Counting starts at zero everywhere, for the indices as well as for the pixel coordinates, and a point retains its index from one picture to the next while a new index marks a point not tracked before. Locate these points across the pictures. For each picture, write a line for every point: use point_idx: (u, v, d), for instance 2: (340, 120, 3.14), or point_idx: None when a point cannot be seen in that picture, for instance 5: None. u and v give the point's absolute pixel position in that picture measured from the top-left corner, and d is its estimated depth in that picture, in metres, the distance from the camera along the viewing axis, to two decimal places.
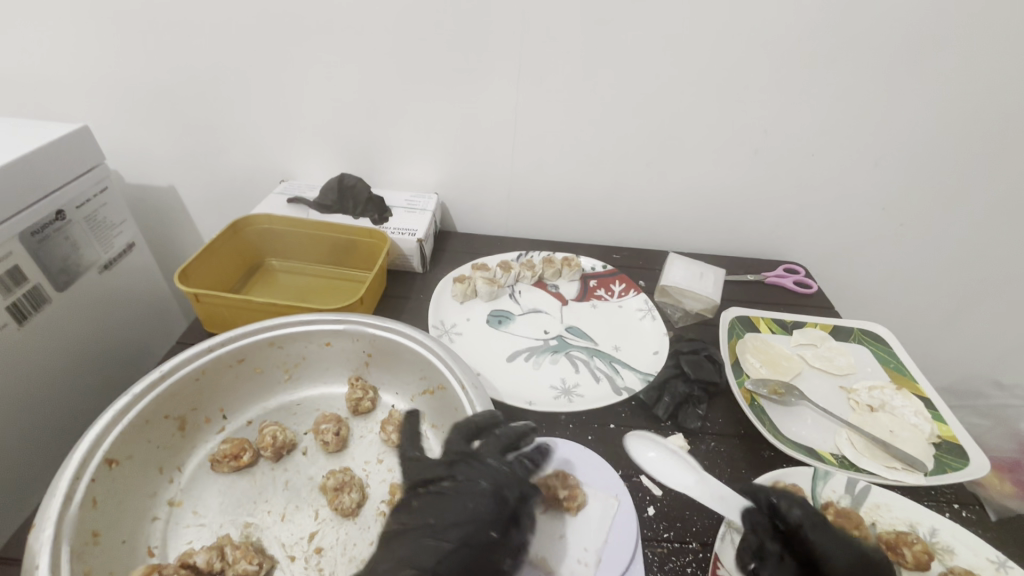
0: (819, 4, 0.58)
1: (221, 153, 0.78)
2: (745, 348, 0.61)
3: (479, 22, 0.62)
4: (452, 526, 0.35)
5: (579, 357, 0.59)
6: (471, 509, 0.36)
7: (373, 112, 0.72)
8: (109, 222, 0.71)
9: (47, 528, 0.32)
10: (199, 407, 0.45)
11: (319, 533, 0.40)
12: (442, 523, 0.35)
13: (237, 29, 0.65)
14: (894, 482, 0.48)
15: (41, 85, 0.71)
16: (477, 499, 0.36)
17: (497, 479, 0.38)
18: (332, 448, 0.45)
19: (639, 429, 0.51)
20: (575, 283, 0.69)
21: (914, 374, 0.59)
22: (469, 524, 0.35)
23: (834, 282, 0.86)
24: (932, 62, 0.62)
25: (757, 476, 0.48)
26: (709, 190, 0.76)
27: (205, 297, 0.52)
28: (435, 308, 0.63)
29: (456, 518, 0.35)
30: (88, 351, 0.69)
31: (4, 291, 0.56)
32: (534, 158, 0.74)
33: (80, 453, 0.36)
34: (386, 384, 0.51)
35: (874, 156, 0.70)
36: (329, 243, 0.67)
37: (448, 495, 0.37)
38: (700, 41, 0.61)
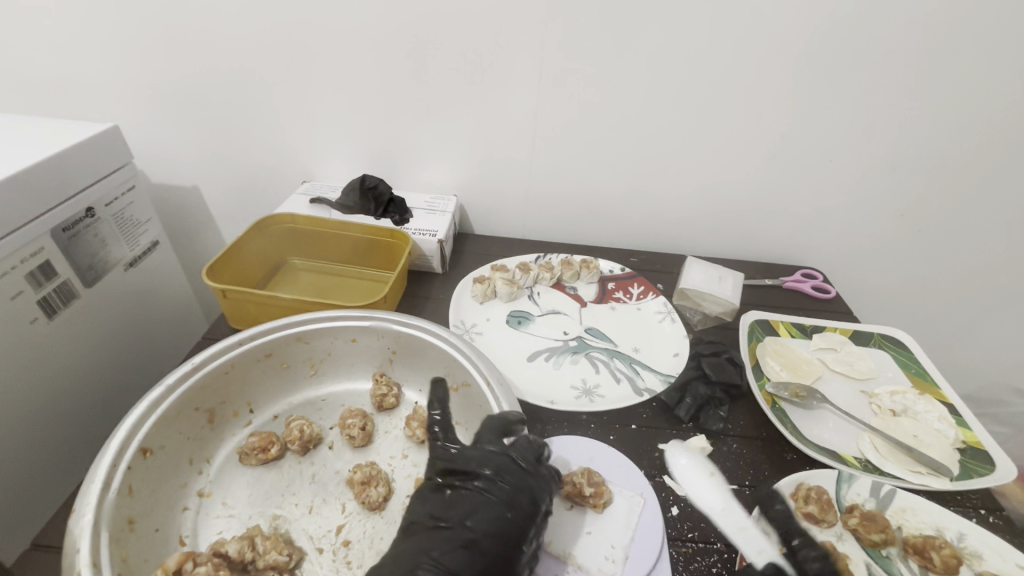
0: (839, 9, 0.59)
1: (244, 154, 0.79)
2: (765, 351, 0.61)
3: (501, 26, 0.63)
4: (486, 532, 0.34)
5: (599, 358, 0.59)
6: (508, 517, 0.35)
7: (395, 114, 0.73)
8: (136, 221, 0.73)
9: (87, 513, 0.33)
10: (228, 400, 0.46)
11: (346, 526, 0.40)
12: (475, 529, 0.34)
13: (264, 32, 0.66)
14: (920, 486, 0.47)
15: (73, 87, 0.73)
16: (514, 509, 0.35)
17: (530, 488, 0.37)
18: (357, 443, 0.45)
19: (661, 429, 0.51)
20: (594, 285, 0.70)
21: (936, 380, 0.59)
22: (504, 532, 0.35)
23: (851, 287, 0.86)
24: (951, 68, 0.62)
25: (780, 478, 0.48)
26: (727, 195, 0.76)
27: (232, 293, 0.52)
28: (455, 307, 0.63)
29: (491, 523, 0.35)
30: (112, 347, 0.70)
31: (35, 286, 0.58)
32: (553, 161, 0.75)
33: (116, 442, 0.37)
34: (410, 382, 0.52)
35: (892, 162, 0.70)
36: (351, 243, 0.68)
37: (482, 497, 0.36)
38: (719, 46, 0.62)
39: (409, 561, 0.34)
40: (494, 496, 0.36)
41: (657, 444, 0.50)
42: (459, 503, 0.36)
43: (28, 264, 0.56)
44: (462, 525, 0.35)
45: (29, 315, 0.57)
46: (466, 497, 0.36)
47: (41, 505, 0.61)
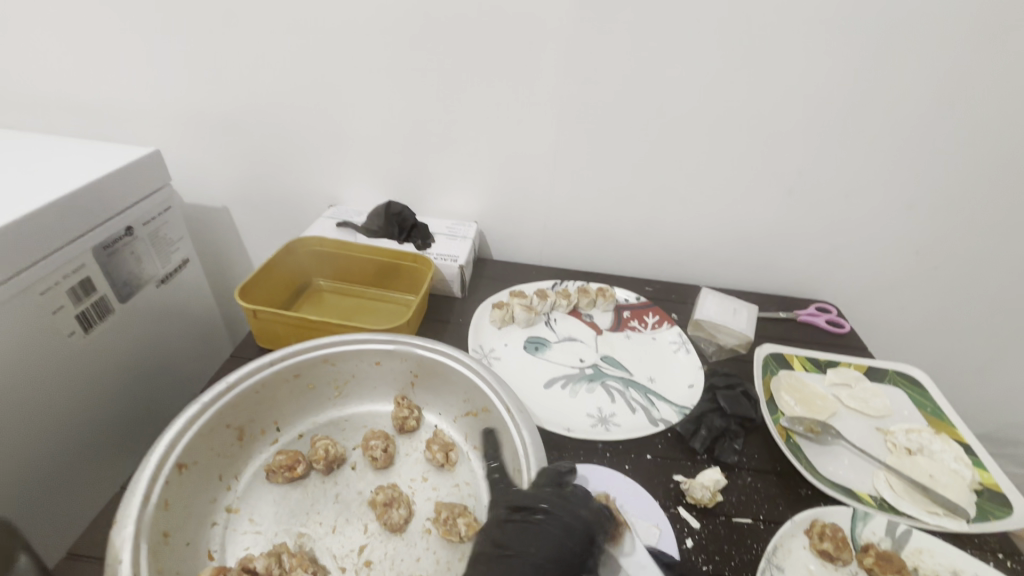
0: (852, 54, 0.61)
1: (275, 178, 0.83)
2: (779, 385, 0.61)
3: (527, 64, 0.67)
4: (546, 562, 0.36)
5: (615, 387, 0.60)
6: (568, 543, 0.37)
7: (422, 144, 0.76)
8: (170, 240, 0.76)
9: (128, 525, 0.34)
10: (257, 418, 0.47)
11: (368, 546, 0.41)
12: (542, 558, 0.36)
13: (303, 64, 0.71)
14: (936, 527, 0.47)
15: (120, 111, 0.78)
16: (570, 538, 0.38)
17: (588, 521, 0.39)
18: (379, 464, 0.46)
19: (675, 460, 0.52)
20: (609, 313, 0.71)
21: (951, 419, 0.59)
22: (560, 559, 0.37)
23: (865, 323, 0.87)
24: (963, 112, 0.64)
25: (795, 512, 0.48)
26: (742, 227, 0.78)
27: (263, 313, 0.55)
28: (474, 332, 0.65)
29: (549, 551, 0.37)
30: (140, 360, 0.72)
31: (75, 300, 0.61)
32: (572, 192, 0.77)
33: (156, 456, 0.38)
34: (430, 405, 0.53)
35: (905, 200, 0.72)
36: (374, 266, 0.70)
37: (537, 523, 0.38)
38: (736, 86, 0.65)
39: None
40: (552, 526, 0.38)
41: (672, 475, 0.50)
42: (521, 532, 0.38)
43: (70, 279, 0.59)
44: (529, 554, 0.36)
45: (67, 329, 0.60)
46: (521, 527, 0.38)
47: (60, 514, 0.63)
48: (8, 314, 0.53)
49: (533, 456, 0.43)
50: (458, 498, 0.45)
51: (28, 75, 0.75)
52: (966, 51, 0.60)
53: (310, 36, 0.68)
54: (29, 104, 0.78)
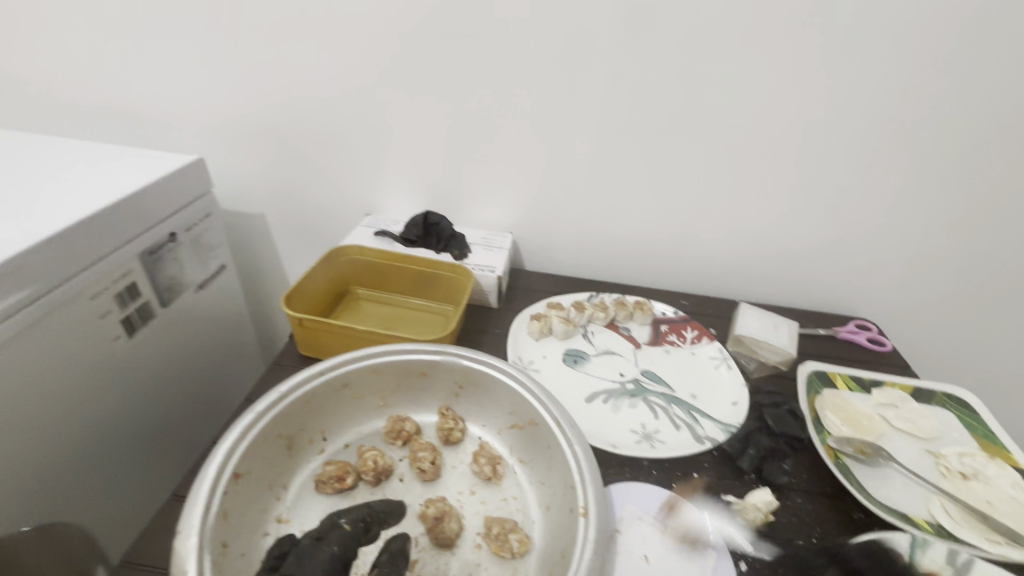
0: (902, 72, 0.61)
1: (311, 185, 0.83)
2: (824, 404, 0.60)
3: (569, 78, 0.67)
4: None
5: (657, 402, 0.59)
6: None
7: (461, 155, 0.77)
8: (209, 245, 0.77)
9: (192, 536, 0.34)
10: (305, 427, 0.47)
11: (420, 561, 0.41)
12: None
13: (347, 76, 0.72)
14: (999, 557, 0.46)
15: (164, 118, 0.79)
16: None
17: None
18: (427, 477, 0.46)
19: (722, 479, 0.51)
20: (647, 327, 0.70)
21: (1007, 444, 0.57)
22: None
23: (907, 341, 0.85)
24: (1013, 130, 0.63)
25: (849, 537, 0.47)
26: (778, 241, 0.77)
27: (309, 322, 0.55)
28: (514, 344, 0.65)
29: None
30: (177, 365, 0.72)
31: (122, 305, 0.61)
32: (608, 204, 0.77)
33: (215, 465, 0.38)
34: (473, 416, 0.52)
35: (951, 218, 0.71)
36: (413, 275, 0.70)
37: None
38: (779, 102, 0.65)
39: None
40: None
41: (722, 495, 0.49)
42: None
43: (117, 284, 0.60)
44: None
45: (113, 333, 0.60)
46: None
47: (116, 511, 0.65)
48: (61, 321, 0.53)
49: (590, 477, 0.41)
50: (507, 513, 0.45)
51: (81, 84, 0.78)
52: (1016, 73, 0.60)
53: (357, 48, 0.69)
54: (77, 112, 0.81)
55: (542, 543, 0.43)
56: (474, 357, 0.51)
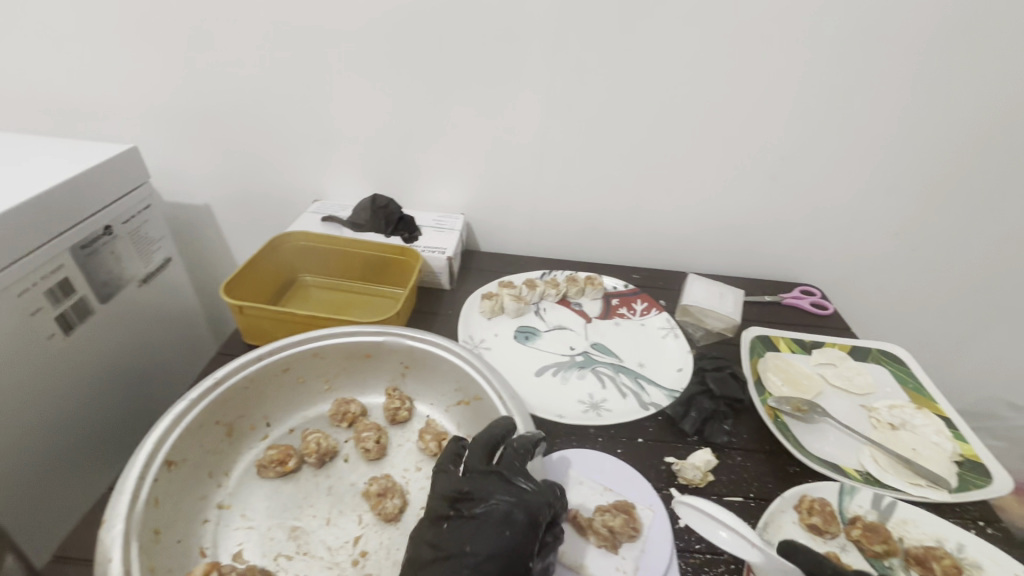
0: (832, 40, 0.62)
1: (257, 173, 0.81)
2: (766, 366, 0.62)
3: (509, 54, 0.67)
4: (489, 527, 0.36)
5: (606, 373, 0.60)
6: (505, 533, 0.35)
7: (407, 137, 0.76)
8: (150, 238, 0.74)
9: (117, 524, 0.34)
10: (246, 414, 0.47)
11: (363, 537, 0.41)
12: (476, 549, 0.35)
13: (282, 59, 0.69)
14: (920, 498, 0.49)
15: (92, 108, 0.76)
16: (507, 527, 0.35)
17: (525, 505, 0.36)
18: (372, 456, 0.46)
19: (666, 443, 0.53)
20: (598, 302, 0.72)
21: (933, 395, 0.60)
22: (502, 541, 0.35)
23: (850, 304, 0.88)
24: (937, 96, 0.66)
25: (785, 489, 0.49)
26: (724, 213, 0.79)
27: (250, 310, 0.54)
28: (465, 324, 0.65)
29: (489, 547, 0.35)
30: (121, 360, 0.70)
31: (54, 301, 0.59)
32: (557, 181, 0.78)
33: (145, 454, 0.38)
34: (421, 395, 0.53)
35: (884, 183, 0.74)
36: (362, 260, 0.69)
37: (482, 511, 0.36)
38: (717, 73, 0.66)
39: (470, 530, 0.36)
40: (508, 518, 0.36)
41: (664, 457, 0.51)
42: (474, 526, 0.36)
43: (48, 280, 0.58)
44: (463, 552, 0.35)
45: (47, 330, 0.58)
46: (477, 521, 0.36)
47: (64, 513, 0.63)
48: None
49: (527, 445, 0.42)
50: None
51: None
52: (937, 40, 0.61)
53: (289, 29, 0.67)
54: None
55: None
56: (417, 337, 0.51)
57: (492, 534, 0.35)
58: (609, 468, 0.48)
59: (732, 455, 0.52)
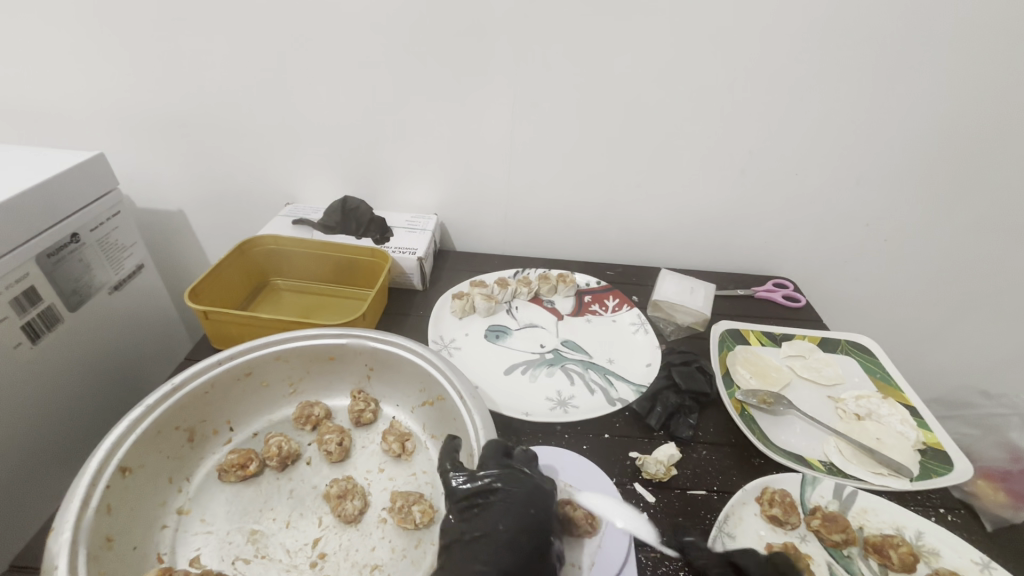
0: (796, 32, 0.62)
1: (229, 177, 0.81)
2: (735, 360, 0.63)
3: (474, 54, 0.67)
4: (511, 518, 0.37)
5: (575, 370, 0.61)
6: (532, 514, 0.38)
7: (377, 139, 0.76)
8: (121, 245, 0.74)
9: (66, 532, 0.34)
10: (208, 418, 0.47)
11: (322, 539, 0.41)
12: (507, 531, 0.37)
13: (249, 62, 0.69)
14: (881, 487, 0.49)
15: (59, 116, 0.75)
16: (523, 511, 0.38)
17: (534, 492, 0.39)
18: (334, 458, 0.46)
19: (632, 438, 0.53)
20: (570, 299, 0.72)
21: (900, 384, 0.61)
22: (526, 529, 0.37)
23: (824, 296, 0.89)
24: (900, 87, 0.66)
25: (747, 482, 0.49)
26: (696, 208, 0.79)
27: (215, 315, 0.54)
28: (436, 324, 0.65)
29: (520, 525, 0.37)
30: (92, 369, 0.70)
31: (20, 310, 0.58)
32: (528, 180, 0.78)
33: (98, 461, 0.38)
34: (387, 397, 0.53)
35: (852, 175, 0.74)
36: (333, 262, 0.69)
37: (498, 501, 0.38)
38: (681, 69, 0.66)
39: (492, 517, 0.37)
40: (530, 510, 0.38)
41: (629, 452, 0.51)
42: (487, 515, 0.38)
43: (13, 290, 0.57)
44: (496, 531, 0.37)
45: (13, 340, 0.58)
46: (494, 507, 0.38)
47: (28, 521, 0.63)
48: None
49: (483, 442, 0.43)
50: (415, 487, 0.46)
51: None
52: (896, 32, 0.62)
53: (254, 32, 0.67)
54: None
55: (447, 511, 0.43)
56: (381, 339, 0.51)
57: (519, 513, 0.38)
58: (573, 466, 0.48)
59: (698, 449, 0.52)
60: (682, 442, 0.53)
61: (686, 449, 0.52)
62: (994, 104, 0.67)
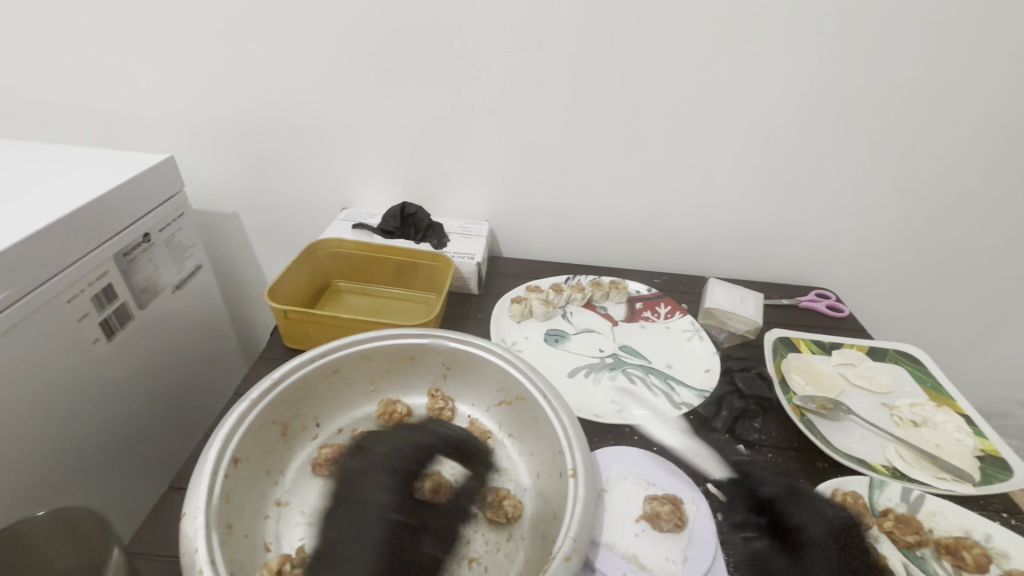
0: (851, 47, 0.65)
1: (285, 182, 0.83)
2: (789, 366, 0.64)
3: (535, 67, 0.69)
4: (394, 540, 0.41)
5: (636, 374, 0.62)
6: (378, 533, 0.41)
7: (434, 147, 0.78)
8: (184, 246, 0.76)
9: (198, 516, 0.35)
10: (299, 414, 0.48)
11: (420, 531, 0.43)
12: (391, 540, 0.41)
13: (314, 68, 0.71)
14: (946, 491, 0.51)
15: (125, 120, 0.77)
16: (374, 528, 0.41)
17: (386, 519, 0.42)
18: (422, 454, 0.48)
19: (700, 441, 0.54)
20: (622, 305, 0.74)
21: (950, 393, 0.63)
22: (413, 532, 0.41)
23: (861, 307, 0.91)
24: (945, 106, 0.69)
25: (816, 484, 0.51)
26: (741, 219, 0.81)
27: (295, 315, 0.56)
28: (496, 327, 0.67)
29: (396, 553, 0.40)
30: (154, 366, 0.71)
31: (99, 307, 0.60)
32: (580, 189, 0.80)
33: (215, 451, 0.40)
34: (462, 396, 0.54)
35: (895, 190, 0.77)
36: (393, 266, 0.71)
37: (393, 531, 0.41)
38: (735, 85, 0.68)
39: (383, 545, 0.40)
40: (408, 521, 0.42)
41: (699, 454, 0.53)
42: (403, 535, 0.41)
43: (93, 287, 0.59)
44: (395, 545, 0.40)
45: (92, 336, 0.59)
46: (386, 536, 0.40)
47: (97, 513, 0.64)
48: (39, 325, 0.53)
49: (577, 441, 0.44)
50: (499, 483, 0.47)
51: (27, 82, 0.74)
52: (944, 54, 0.65)
53: (324, 40, 0.69)
54: (31, 115, 0.77)
55: (536, 507, 0.45)
56: (459, 339, 0.53)
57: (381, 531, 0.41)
58: (649, 465, 0.50)
59: (765, 452, 0.54)
60: (750, 444, 0.54)
61: (752, 451, 0.54)
62: None
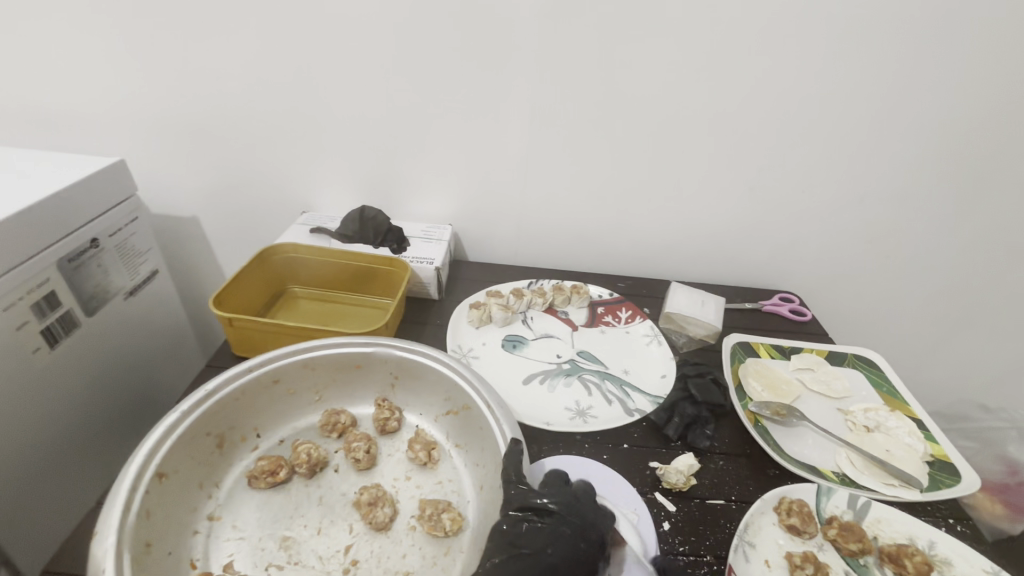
0: (809, 50, 0.65)
1: (245, 185, 0.82)
2: (747, 371, 0.64)
3: (495, 70, 0.68)
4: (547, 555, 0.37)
5: (591, 380, 0.62)
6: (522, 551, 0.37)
7: (396, 150, 0.77)
8: (138, 251, 0.74)
9: (110, 536, 0.35)
10: (237, 425, 0.47)
11: (354, 546, 0.42)
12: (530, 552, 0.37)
13: (271, 69, 0.70)
14: (893, 497, 0.51)
15: (78, 121, 0.76)
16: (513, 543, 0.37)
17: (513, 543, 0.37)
18: (362, 466, 0.47)
19: (651, 448, 0.54)
20: (584, 310, 0.73)
21: (905, 397, 0.63)
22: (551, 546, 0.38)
23: (827, 310, 0.91)
24: (903, 111, 0.69)
25: (764, 491, 0.50)
26: (705, 222, 0.81)
27: (240, 322, 0.55)
28: (453, 333, 0.66)
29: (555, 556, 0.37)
30: (105, 373, 0.70)
31: (40, 315, 0.58)
32: (543, 192, 0.79)
33: (136, 467, 0.39)
34: (410, 405, 0.53)
35: (856, 193, 0.77)
36: (351, 271, 0.70)
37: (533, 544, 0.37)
38: (695, 89, 0.68)
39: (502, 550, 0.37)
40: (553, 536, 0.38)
41: (648, 462, 0.52)
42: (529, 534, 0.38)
43: (33, 295, 0.57)
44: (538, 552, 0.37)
45: (32, 345, 0.58)
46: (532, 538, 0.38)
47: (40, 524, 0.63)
48: None
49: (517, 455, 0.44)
50: (441, 495, 0.46)
51: None
52: (900, 58, 0.65)
53: (280, 41, 0.68)
54: None
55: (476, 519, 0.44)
56: (406, 348, 0.52)
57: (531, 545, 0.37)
58: (596, 474, 0.50)
59: (715, 459, 0.54)
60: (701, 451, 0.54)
61: (703, 458, 0.54)
62: (992, 127, 0.70)
